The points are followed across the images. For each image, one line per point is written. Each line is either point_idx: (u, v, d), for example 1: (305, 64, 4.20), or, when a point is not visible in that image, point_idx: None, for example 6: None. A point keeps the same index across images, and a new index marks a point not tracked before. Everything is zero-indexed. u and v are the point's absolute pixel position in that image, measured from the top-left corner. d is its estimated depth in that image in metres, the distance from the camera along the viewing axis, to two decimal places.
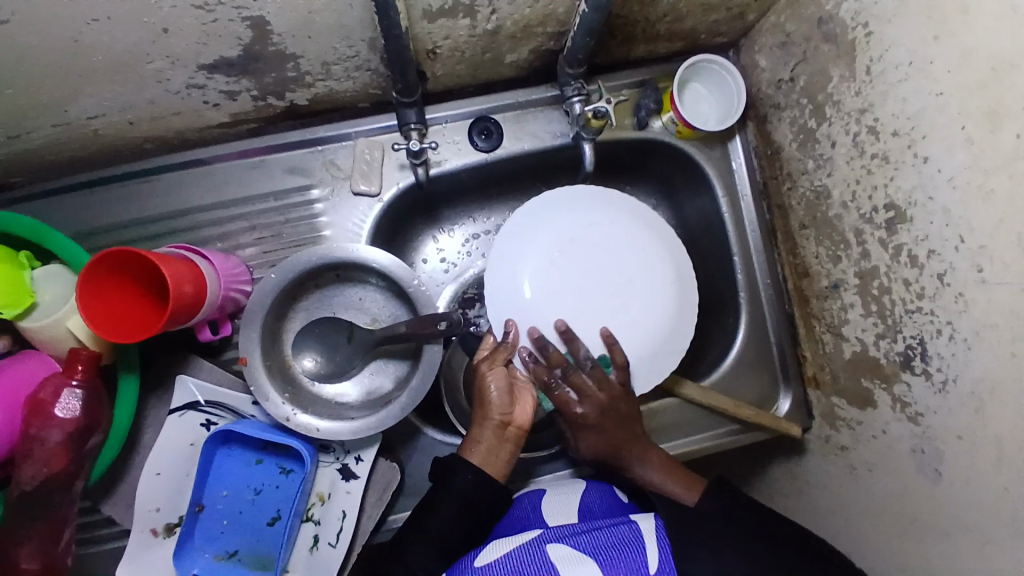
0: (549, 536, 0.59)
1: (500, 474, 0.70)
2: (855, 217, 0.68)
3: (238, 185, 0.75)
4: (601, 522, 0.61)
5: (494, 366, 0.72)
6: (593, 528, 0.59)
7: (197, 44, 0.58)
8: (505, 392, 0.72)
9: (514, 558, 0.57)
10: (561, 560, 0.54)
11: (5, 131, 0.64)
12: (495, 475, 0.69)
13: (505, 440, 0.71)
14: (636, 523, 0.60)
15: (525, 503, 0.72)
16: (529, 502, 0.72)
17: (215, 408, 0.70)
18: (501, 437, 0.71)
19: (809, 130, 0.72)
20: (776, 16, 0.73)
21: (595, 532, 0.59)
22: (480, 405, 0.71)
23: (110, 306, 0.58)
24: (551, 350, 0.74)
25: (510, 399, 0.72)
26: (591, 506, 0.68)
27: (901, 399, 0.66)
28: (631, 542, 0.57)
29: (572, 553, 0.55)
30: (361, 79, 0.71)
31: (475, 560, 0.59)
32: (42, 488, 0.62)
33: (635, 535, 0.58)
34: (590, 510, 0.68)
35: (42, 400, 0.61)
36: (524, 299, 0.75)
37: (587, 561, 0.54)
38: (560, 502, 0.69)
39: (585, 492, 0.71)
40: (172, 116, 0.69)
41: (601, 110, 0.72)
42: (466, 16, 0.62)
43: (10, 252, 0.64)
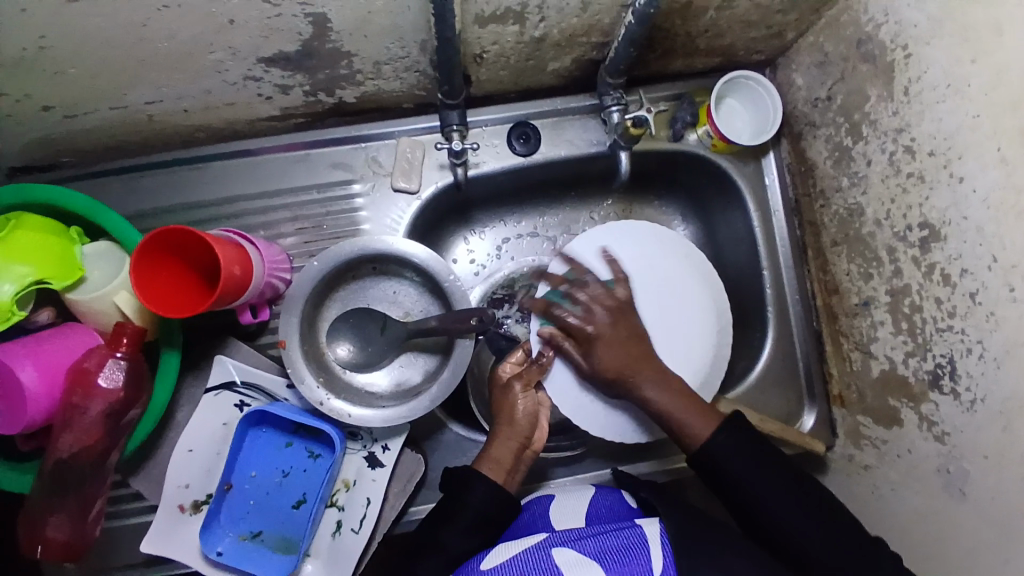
0: (555, 540, 0.60)
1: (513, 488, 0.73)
2: (889, 236, 0.69)
3: (283, 176, 0.78)
4: (605, 527, 0.61)
5: (527, 384, 0.75)
6: (598, 532, 0.60)
7: (259, 37, 0.60)
8: (531, 416, 0.75)
9: (519, 563, 0.58)
10: (566, 563, 0.55)
11: (64, 111, 0.67)
12: (509, 487, 0.71)
13: (522, 460, 0.74)
14: (640, 526, 0.60)
15: (537, 507, 0.73)
16: (540, 507, 0.73)
17: (249, 390, 0.72)
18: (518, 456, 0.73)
19: (844, 148, 0.73)
20: (815, 36, 0.74)
21: (600, 535, 0.59)
22: (509, 422, 0.74)
23: (160, 286, 0.60)
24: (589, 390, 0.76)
25: (533, 422, 0.75)
26: (599, 512, 0.69)
27: (929, 418, 0.66)
28: (636, 545, 0.57)
29: (577, 558, 0.56)
30: (408, 80, 0.73)
31: (483, 565, 0.61)
32: (79, 457, 0.64)
33: (640, 539, 0.58)
34: (598, 515, 0.68)
35: (87, 369, 0.63)
36: None
37: (590, 563, 0.55)
38: (570, 507, 0.70)
39: (596, 498, 0.72)
40: (224, 107, 0.72)
41: (644, 119, 0.74)
42: (515, 22, 0.64)
43: (61, 226, 0.67)
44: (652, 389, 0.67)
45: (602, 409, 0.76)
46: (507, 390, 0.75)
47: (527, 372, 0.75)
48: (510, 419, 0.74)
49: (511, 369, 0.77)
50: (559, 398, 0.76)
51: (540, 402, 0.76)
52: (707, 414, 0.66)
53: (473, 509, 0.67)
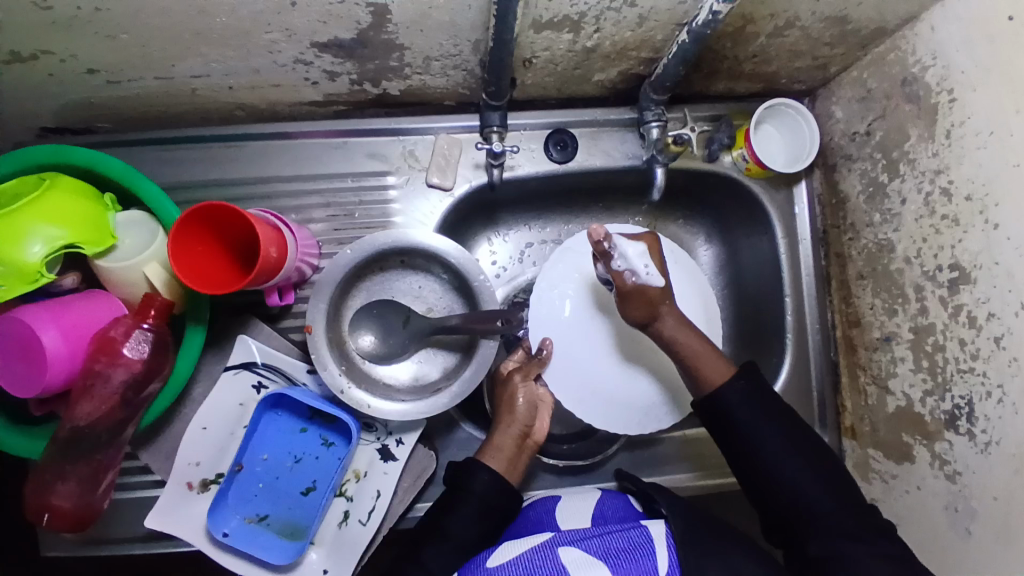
0: (561, 540, 0.60)
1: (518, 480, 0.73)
2: (917, 274, 0.70)
3: (319, 161, 0.78)
4: (614, 526, 0.61)
5: (525, 374, 0.76)
6: (604, 531, 0.60)
7: (317, 22, 0.60)
8: (530, 406, 0.75)
9: (524, 564, 0.58)
10: (572, 563, 0.55)
11: (109, 76, 0.67)
12: (506, 475, 0.71)
13: (524, 450, 0.74)
14: (647, 527, 0.59)
15: (541, 505, 0.73)
16: (545, 506, 0.73)
17: (268, 371, 0.72)
18: (519, 448, 0.74)
19: (879, 184, 0.74)
20: (859, 71, 0.75)
21: (606, 535, 0.59)
22: (509, 413, 0.74)
23: (194, 260, 0.59)
24: (588, 384, 0.77)
25: (534, 411, 0.75)
26: (606, 513, 0.68)
27: (941, 457, 0.67)
28: (642, 547, 0.57)
29: (583, 557, 0.56)
30: (454, 78, 0.73)
31: (490, 561, 0.59)
32: (95, 426, 0.63)
33: (645, 539, 0.58)
34: (603, 515, 0.68)
35: (111, 338, 0.62)
36: (563, 324, 0.78)
37: (596, 565, 0.55)
38: (576, 508, 0.70)
39: (603, 499, 0.71)
40: (269, 88, 0.72)
41: (683, 137, 0.75)
42: (570, 30, 0.65)
43: (96, 192, 0.66)
44: (676, 333, 0.67)
45: (605, 397, 0.77)
46: (506, 381, 0.76)
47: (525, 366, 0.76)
48: (511, 409, 0.75)
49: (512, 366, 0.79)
50: (561, 390, 0.77)
51: (540, 397, 0.77)
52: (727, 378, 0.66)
53: (481, 508, 0.68)
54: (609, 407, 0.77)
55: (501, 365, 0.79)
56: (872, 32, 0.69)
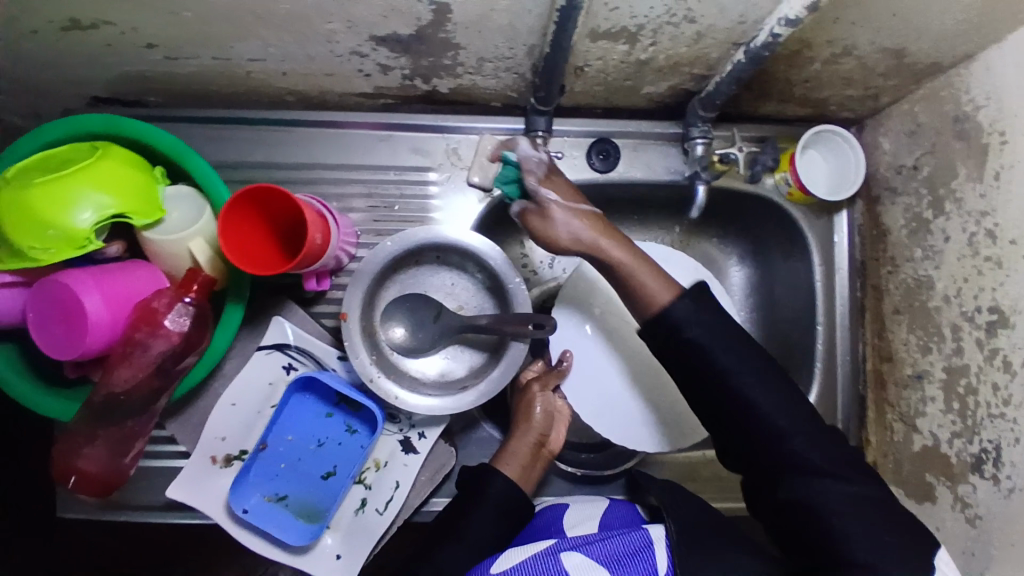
0: (563, 544, 0.60)
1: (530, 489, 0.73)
2: (955, 313, 0.69)
3: (363, 152, 0.79)
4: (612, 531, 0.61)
5: (544, 384, 0.79)
6: (602, 536, 0.60)
7: (378, 16, 0.61)
8: (548, 415, 0.76)
9: (527, 566, 0.58)
10: (573, 567, 0.56)
11: (168, 53, 0.68)
12: (519, 480, 0.72)
13: (540, 459, 0.75)
14: (646, 530, 0.60)
15: (550, 512, 0.73)
16: (553, 513, 0.73)
17: (300, 354, 0.73)
18: (535, 457, 0.74)
19: (922, 220, 0.73)
20: (910, 104, 0.74)
21: (607, 539, 0.59)
22: (525, 419, 0.75)
23: (241, 237, 0.60)
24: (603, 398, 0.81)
25: (552, 421, 0.76)
26: (612, 521, 0.69)
27: (963, 500, 0.66)
28: (641, 553, 0.57)
29: (584, 562, 0.56)
30: (504, 80, 0.74)
31: (492, 567, 0.60)
32: (130, 394, 0.65)
33: (645, 543, 0.58)
34: (609, 522, 0.69)
35: (154, 309, 0.63)
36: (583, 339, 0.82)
37: (598, 568, 0.56)
38: (583, 515, 0.71)
39: (609, 508, 0.71)
40: (323, 76, 0.73)
41: (731, 156, 0.77)
42: (626, 42, 0.65)
43: (147, 164, 0.68)
44: (609, 250, 0.71)
45: (619, 410, 0.81)
46: (524, 389, 0.78)
47: (544, 376, 0.79)
48: (528, 416, 0.76)
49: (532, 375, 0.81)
50: (577, 402, 0.80)
51: (557, 409, 0.78)
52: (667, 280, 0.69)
53: (498, 510, 0.68)
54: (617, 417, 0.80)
55: (520, 375, 0.82)
56: (927, 66, 0.69)
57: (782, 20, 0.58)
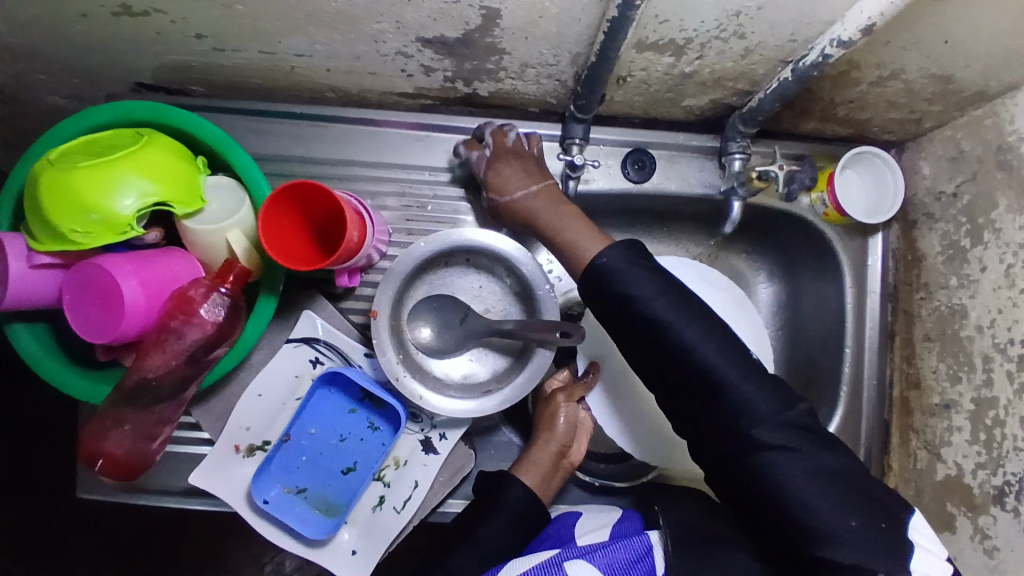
0: (568, 553, 0.61)
1: (548, 498, 0.73)
2: (988, 344, 0.68)
3: (400, 151, 0.79)
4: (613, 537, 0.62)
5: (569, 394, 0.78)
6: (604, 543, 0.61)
7: (428, 18, 0.61)
8: (570, 427, 0.76)
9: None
10: None
11: (216, 44, 0.69)
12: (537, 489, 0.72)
13: (559, 469, 0.75)
14: (647, 536, 0.61)
15: (560, 521, 0.73)
16: (566, 521, 0.73)
17: (327, 349, 0.74)
18: (554, 467, 0.74)
19: (959, 248, 0.73)
20: (953, 131, 0.74)
21: (610, 546, 0.61)
22: (549, 429, 0.76)
23: (279, 229, 0.61)
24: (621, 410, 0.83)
25: (574, 434, 0.76)
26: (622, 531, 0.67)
27: (983, 531, 0.66)
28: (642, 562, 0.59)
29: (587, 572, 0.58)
30: (545, 86, 0.74)
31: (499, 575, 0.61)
32: (161, 380, 0.65)
33: (646, 550, 0.60)
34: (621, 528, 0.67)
35: (190, 297, 0.63)
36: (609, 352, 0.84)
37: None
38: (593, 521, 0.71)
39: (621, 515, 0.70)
40: (365, 74, 0.73)
41: (770, 174, 0.76)
42: (672, 55, 0.65)
43: (190, 154, 0.68)
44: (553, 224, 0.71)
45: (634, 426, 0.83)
46: (549, 399, 0.78)
47: (569, 386, 0.79)
48: (551, 426, 0.76)
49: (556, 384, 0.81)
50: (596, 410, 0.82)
51: (580, 419, 0.78)
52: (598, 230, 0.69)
53: (515, 516, 0.68)
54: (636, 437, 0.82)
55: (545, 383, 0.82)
56: (974, 94, 0.68)
57: (835, 41, 0.57)
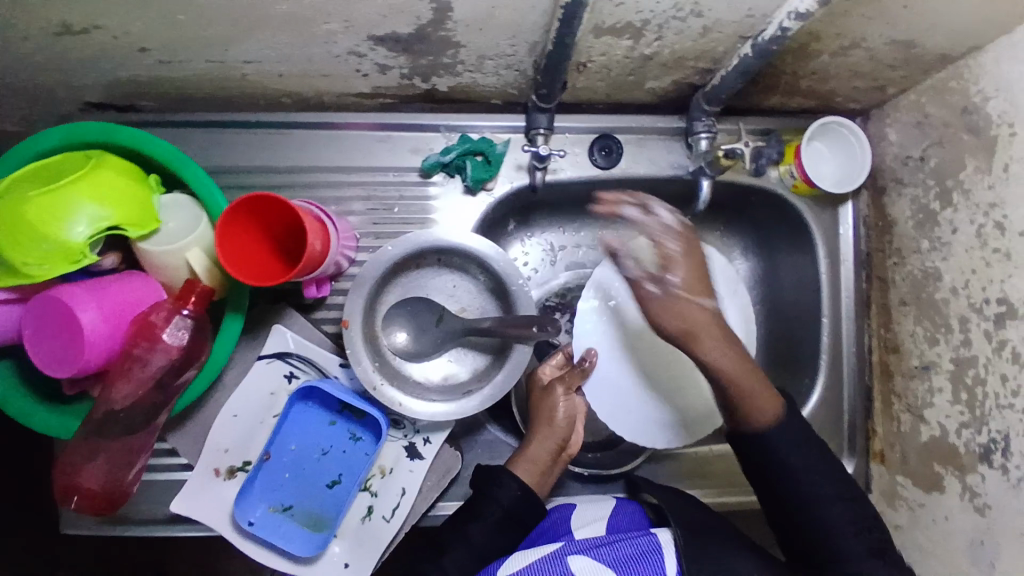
0: (571, 548, 0.61)
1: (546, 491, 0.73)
2: (963, 305, 0.69)
3: (361, 154, 0.77)
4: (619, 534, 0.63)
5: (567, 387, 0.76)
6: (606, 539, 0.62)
7: (378, 15, 0.59)
8: (569, 417, 0.75)
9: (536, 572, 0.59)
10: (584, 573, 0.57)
11: (160, 56, 0.66)
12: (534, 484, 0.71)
13: (558, 462, 0.74)
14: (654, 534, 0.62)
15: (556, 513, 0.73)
16: (561, 514, 0.72)
17: (301, 362, 0.72)
18: (554, 460, 0.74)
19: (929, 211, 0.72)
20: (917, 95, 0.73)
21: (615, 543, 0.61)
22: (547, 424, 0.74)
23: (239, 247, 0.59)
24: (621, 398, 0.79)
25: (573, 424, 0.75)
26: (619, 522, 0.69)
27: (972, 489, 0.67)
28: (651, 556, 0.60)
29: (593, 567, 0.58)
30: (505, 78, 0.72)
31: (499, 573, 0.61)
32: (130, 410, 0.63)
33: (654, 547, 0.60)
34: (618, 524, 0.68)
35: (151, 322, 0.61)
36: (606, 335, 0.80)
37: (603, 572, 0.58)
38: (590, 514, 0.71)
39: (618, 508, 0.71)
40: (319, 77, 0.70)
41: (737, 152, 0.75)
42: (630, 37, 0.63)
43: (142, 172, 0.66)
44: (715, 357, 0.62)
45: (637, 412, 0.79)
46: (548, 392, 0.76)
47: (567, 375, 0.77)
48: (550, 419, 0.75)
49: (550, 372, 0.79)
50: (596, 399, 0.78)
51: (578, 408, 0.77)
52: (769, 387, 0.66)
53: (508, 516, 0.68)
54: (627, 415, 0.78)
55: (538, 372, 0.79)
56: (937, 57, 0.68)
57: (794, 14, 0.57)
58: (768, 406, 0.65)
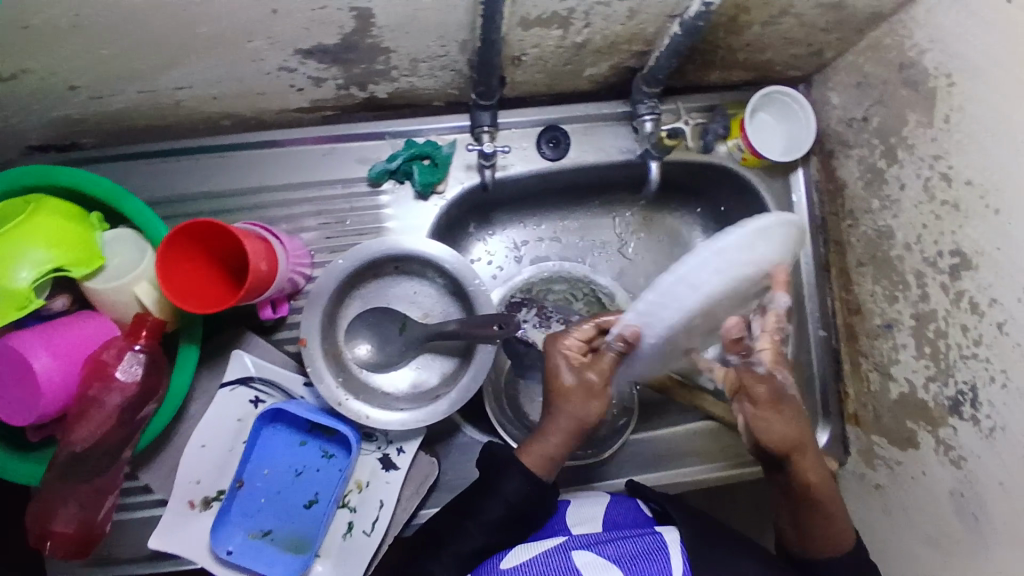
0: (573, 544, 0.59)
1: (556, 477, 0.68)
2: (918, 260, 0.69)
3: (308, 169, 0.76)
4: (623, 532, 0.60)
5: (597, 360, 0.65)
6: (615, 535, 0.59)
7: (301, 29, 0.58)
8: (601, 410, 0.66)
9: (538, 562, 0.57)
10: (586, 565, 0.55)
11: (89, 92, 0.64)
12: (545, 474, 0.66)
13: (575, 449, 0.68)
14: (660, 534, 0.59)
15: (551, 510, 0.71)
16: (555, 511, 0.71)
17: (265, 386, 0.71)
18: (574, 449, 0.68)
19: (877, 170, 0.73)
20: (855, 56, 0.73)
21: (619, 540, 0.58)
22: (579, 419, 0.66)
23: (183, 275, 0.58)
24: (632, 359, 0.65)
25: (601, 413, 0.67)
26: (618, 519, 0.67)
27: (946, 442, 0.66)
28: (655, 552, 0.56)
29: (595, 560, 0.55)
30: (443, 79, 0.71)
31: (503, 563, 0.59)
32: (92, 450, 0.62)
33: (659, 545, 0.57)
34: (615, 521, 0.66)
35: (104, 361, 0.61)
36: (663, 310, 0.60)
37: (608, 566, 0.54)
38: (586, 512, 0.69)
39: (614, 505, 0.69)
40: (254, 96, 0.69)
41: (680, 131, 0.75)
42: (559, 27, 0.63)
43: (82, 212, 0.64)
44: (807, 474, 0.63)
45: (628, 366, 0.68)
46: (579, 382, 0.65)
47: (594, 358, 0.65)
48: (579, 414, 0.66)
49: (573, 345, 0.66)
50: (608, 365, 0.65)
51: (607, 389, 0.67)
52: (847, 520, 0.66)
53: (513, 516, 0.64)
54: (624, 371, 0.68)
55: (562, 344, 0.66)
56: (868, 17, 0.68)
57: None
58: (844, 536, 0.65)
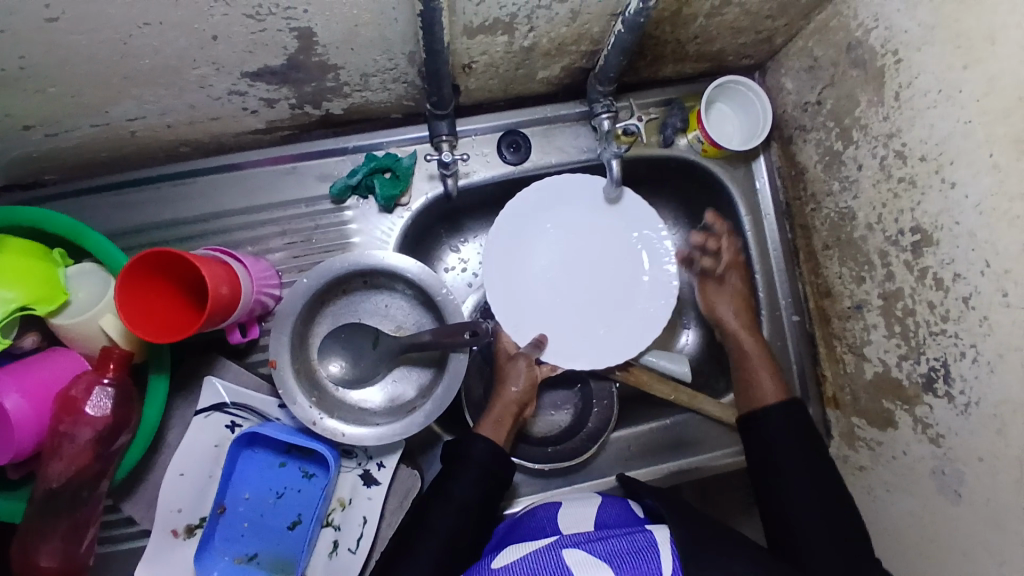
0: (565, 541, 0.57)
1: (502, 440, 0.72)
2: (881, 240, 0.69)
3: (271, 190, 0.77)
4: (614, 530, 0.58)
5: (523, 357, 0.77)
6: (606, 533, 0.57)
7: (244, 52, 0.59)
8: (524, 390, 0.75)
9: (529, 561, 0.54)
10: (576, 562, 0.52)
11: (44, 129, 0.65)
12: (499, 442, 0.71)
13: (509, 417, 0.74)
14: (652, 532, 0.57)
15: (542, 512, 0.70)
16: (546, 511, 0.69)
17: (240, 410, 0.71)
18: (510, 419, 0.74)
19: (834, 153, 0.73)
20: (804, 40, 0.74)
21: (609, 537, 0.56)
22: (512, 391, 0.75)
23: (142, 305, 0.59)
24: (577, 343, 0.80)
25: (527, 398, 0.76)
26: (608, 519, 0.66)
27: (923, 421, 0.66)
28: (646, 552, 0.54)
29: (586, 557, 0.53)
30: (396, 91, 0.72)
31: (493, 562, 0.57)
32: (70, 485, 0.62)
33: (650, 543, 0.55)
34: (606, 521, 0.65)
35: (74, 397, 0.61)
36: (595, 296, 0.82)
37: (601, 566, 0.52)
38: (576, 511, 0.68)
39: (603, 506, 0.68)
40: (209, 121, 0.70)
41: (631, 127, 0.77)
42: (504, 33, 0.63)
43: (44, 248, 0.64)
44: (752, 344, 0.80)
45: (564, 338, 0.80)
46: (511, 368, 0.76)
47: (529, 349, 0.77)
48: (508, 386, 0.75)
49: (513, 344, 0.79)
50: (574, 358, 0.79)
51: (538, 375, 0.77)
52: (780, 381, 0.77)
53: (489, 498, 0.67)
54: (579, 351, 0.80)
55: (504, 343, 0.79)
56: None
57: None
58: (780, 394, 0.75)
